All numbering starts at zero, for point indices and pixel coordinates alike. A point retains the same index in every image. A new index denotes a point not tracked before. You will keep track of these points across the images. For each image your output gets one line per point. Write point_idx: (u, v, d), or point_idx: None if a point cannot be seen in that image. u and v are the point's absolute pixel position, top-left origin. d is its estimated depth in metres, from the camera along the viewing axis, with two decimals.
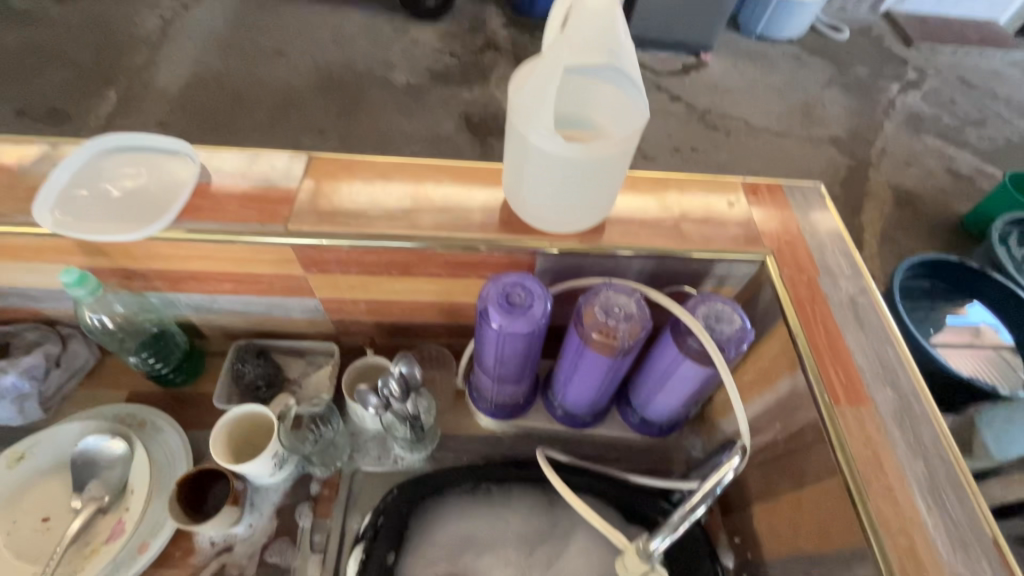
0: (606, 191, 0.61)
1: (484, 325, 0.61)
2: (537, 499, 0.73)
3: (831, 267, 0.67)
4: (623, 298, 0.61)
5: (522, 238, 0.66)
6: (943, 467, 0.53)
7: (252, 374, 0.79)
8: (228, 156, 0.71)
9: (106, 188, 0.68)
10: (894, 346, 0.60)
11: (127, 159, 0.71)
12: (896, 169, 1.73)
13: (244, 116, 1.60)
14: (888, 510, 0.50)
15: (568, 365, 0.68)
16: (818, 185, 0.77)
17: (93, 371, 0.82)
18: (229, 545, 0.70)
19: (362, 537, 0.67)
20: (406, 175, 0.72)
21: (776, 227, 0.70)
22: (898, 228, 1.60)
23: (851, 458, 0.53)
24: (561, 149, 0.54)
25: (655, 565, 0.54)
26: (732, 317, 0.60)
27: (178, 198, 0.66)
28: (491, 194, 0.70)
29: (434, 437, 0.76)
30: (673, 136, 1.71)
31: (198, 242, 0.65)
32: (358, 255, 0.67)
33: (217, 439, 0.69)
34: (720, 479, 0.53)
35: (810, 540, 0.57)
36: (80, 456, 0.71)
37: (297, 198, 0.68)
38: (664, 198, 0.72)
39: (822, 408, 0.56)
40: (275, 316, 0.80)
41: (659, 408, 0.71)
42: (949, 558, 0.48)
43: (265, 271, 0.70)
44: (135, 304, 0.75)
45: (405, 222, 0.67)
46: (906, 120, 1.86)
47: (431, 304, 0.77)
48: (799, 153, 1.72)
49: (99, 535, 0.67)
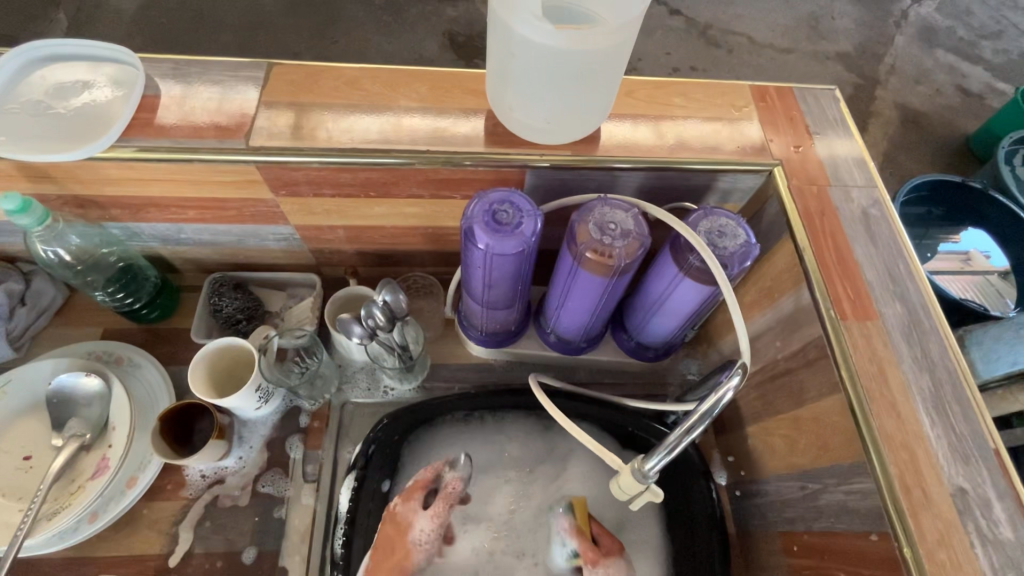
0: (601, 94, 0.55)
1: (471, 246, 0.56)
2: (532, 424, 0.72)
3: (843, 177, 0.63)
4: (620, 214, 0.56)
5: (509, 151, 0.60)
6: (949, 380, 0.51)
7: (231, 308, 0.75)
8: (178, 68, 0.64)
9: (42, 102, 0.60)
10: (906, 259, 0.57)
11: (64, 71, 0.63)
12: (904, 88, 1.62)
13: (205, 38, 1.46)
14: (891, 424, 0.49)
15: (561, 289, 0.64)
16: (833, 89, 0.70)
17: (62, 309, 0.78)
18: (220, 478, 0.70)
19: (353, 466, 0.65)
20: (379, 85, 0.65)
21: (785, 135, 0.65)
22: (904, 147, 1.53)
23: (855, 373, 0.51)
24: (550, 38, 0.48)
25: (650, 484, 0.53)
26: (735, 232, 0.56)
27: (124, 114, 0.59)
28: (475, 104, 0.64)
29: (424, 366, 0.74)
30: (673, 54, 1.59)
31: (150, 163, 0.58)
32: (330, 174, 0.61)
33: (196, 374, 0.66)
34: (718, 400, 0.49)
35: (807, 456, 0.56)
36: (55, 395, 0.68)
37: (258, 112, 0.61)
38: (664, 106, 0.65)
39: (828, 323, 0.53)
40: (250, 247, 0.75)
41: (655, 331, 0.69)
42: (949, 468, 0.47)
43: (231, 195, 0.64)
44: (93, 236, 0.69)
45: (379, 137, 0.61)
46: (922, 29, 1.73)
47: (414, 229, 0.72)
48: (806, 69, 1.62)
49: (84, 472, 0.65)
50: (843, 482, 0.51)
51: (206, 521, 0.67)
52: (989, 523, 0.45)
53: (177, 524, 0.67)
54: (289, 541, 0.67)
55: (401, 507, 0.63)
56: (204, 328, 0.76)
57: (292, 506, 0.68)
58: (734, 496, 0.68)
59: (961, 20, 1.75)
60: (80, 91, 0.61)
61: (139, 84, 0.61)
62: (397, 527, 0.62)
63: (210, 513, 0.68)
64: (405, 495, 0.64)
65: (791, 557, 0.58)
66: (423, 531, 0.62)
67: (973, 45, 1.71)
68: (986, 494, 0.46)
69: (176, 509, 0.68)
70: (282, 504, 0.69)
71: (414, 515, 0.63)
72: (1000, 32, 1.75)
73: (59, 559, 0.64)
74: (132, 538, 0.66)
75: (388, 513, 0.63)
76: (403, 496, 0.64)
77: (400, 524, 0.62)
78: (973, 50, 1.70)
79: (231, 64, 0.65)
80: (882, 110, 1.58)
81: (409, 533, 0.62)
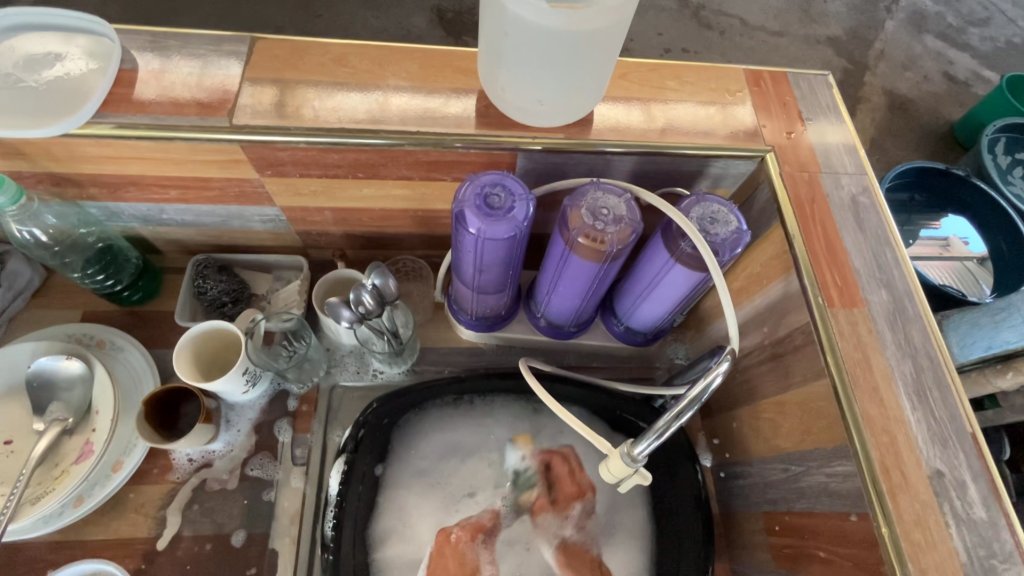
0: (596, 75, 0.54)
1: (462, 230, 0.56)
2: (521, 407, 0.72)
3: (834, 164, 0.63)
4: (613, 199, 0.56)
5: (501, 134, 0.59)
6: (930, 366, 0.53)
7: (216, 291, 0.73)
8: (156, 41, 0.61)
9: (12, 75, 0.58)
10: (893, 247, 0.58)
11: (35, 43, 0.60)
12: (894, 72, 1.63)
13: (185, 10, 1.41)
14: (873, 409, 0.50)
15: (552, 273, 0.64)
16: (826, 74, 0.70)
17: (41, 290, 0.76)
18: (207, 461, 0.69)
19: (344, 450, 0.66)
20: (367, 62, 0.63)
21: (777, 121, 0.64)
22: (891, 133, 1.54)
23: (840, 359, 0.52)
24: (545, 17, 0.47)
25: (639, 468, 0.54)
26: (728, 218, 0.56)
27: (99, 89, 0.56)
28: (466, 84, 0.62)
29: (413, 350, 0.74)
30: (665, 34, 1.57)
31: (129, 141, 0.56)
32: (317, 155, 0.60)
33: (181, 358, 0.65)
34: (707, 385, 0.50)
35: (791, 439, 0.57)
36: (35, 378, 0.66)
37: (241, 89, 0.59)
38: (658, 89, 0.65)
39: (816, 310, 0.54)
40: (234, 228, 0.74)
41: (645, 316, 0.69)
42: (927, 452, 0.49)
43: (214, 174, 0.62)
44: (71, 215, 0.67)
45: (367, 117, 0.59)
46: (911, 15, 1.73)
47: (403, 212, 0.71)
48: (797, 53, 1.61)
49: (69, 457, 0.64)
50: (825, 465, 0.53)
51: (194, 505, 0.67)
52: (963, 503, 0.47)
53: (164, 508, 0.67)
54: (278, 523, 0.67)
55: (461, 542, 0.63)
56: (189, 312, 0.75)
57: (281, 489, 0.68)
58: (718, 477, 0.70)
59: (950, 6, 1.76)
60: (52, 63, 0.59)
61: (115, 58, 0.58)
62: (461, 562, 0.63)
63: (198, 496, 0.68)
64: (465, 531, 0.64)
65: (772, 536, 0.60)
66: (485, 567, 0.63)
67: (961, 32, 1.71)
68: (962, 477, 0.48)
69: (163, 493, 0.67)
70: (271, 487, 0.69)
71: (472, 548, 0.63)
72: (988, 18, 1.76)
73: (44, 543, 0.64)
74: (118, 522, 0.65)
75: (448, 544, 0.63)
76: (462, 534, 0.64)
77: (463, 560, 0.63)
78: (961, 36, 1.71)
79: (212, 37, 0.62)
80: (870, 96, 1.58)
81: (471, 568, 0.63)
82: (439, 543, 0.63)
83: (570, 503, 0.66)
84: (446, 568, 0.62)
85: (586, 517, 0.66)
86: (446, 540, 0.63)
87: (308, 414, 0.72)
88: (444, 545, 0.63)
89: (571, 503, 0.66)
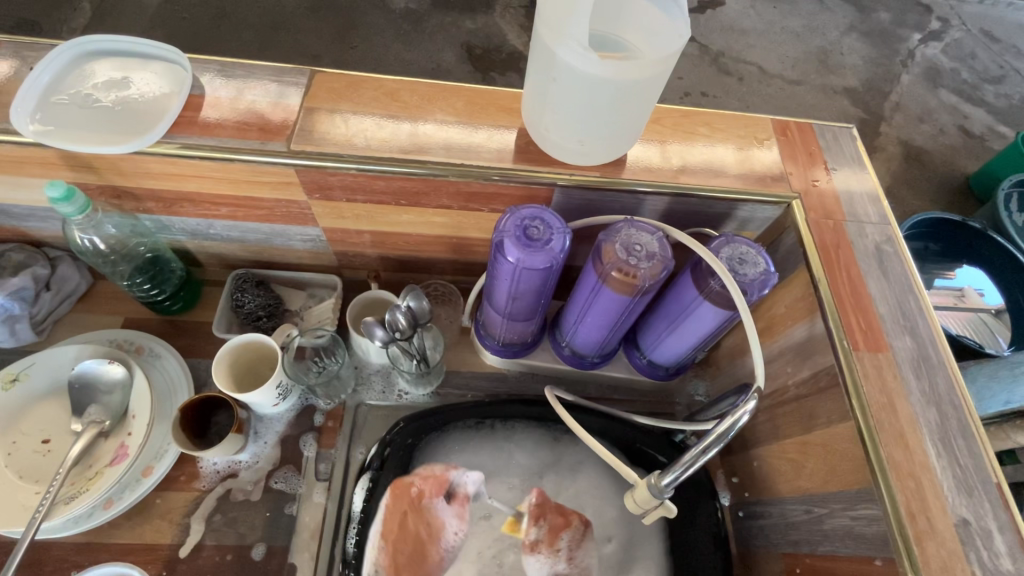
0: (635, 120, 0.57)
1: (500, 259, 0.58)
2: (543, 434, 0.73)
3: (858, 213, 0.65)
4: (646, 236, 0.58)
5: (539, 169, 0.62)
6: (955, 414, 0.53)
7: (252, 305, 0.76)
8: (222, 69, 0.66)
9: (91, 95, 0.62)
10: (916, 295, 0.60)
11: (113, 66, 0.65)
12: (910, 124, 1.67)
13: (228, 37, 1.50)
14: (899, 453, 0.51)
15: (581, 304, 0.66)
16: (850, 127, 0.73)
17: (86, 295, 0.80)
18: (233, 471, 0.71)
19: (369, 468, 0.68)
20: (416, 97, 0.67)
21: (802, 170, 0.67)
22: (907, 183, 1.56)
23: (865, 403, 0.53)
24: (595, 66, 0.50)
25: (665, 500, 0.54)
26: (756, 260, 0.58)
27: (171, 112, 0.61)
28: (508, 122, 0.66)
29: (439, 373, 0.75)
30: (685, 79, 1.63)
31: (191, 159, 0.60)
32: (365, 181, 0.63)
33: (219, 367, 0.67)
34: (734, 422, 0.51)
35: (814, 480, 0.58)
36: (78, 379, 0.69)
37: (298, 116, 0.63)
38: (689, 134, 0.68)
39: (842, 353, 0.55)
40: (275, 246, 0.77)
41: (668, 350, 0.71)
42: (952, 498, 0.49)
43: (265, 193, 0.66)
44: (127, 226, 0.71)
45: (413, 147, 0.63)
46: (927, 70, 1.78)
47: (438, 238, 0.74)
48: (814, 102, 1.66)
49: (104, 459, 0.66)
50: (849, 508, 0.53)
51: (218, 514, 0.68)
52: (990, 553, 0.47)
53: (189, 515, 0.68)
54: (299, 538, 0.67)
55: (422, 518, 0.66)
56: (225, 322, 0.77)
57: (303, 503, 0.69)
58: (737, 516, 0.70)
59: (965, 63, 1.81)
60: (127, 86, 0.63)
61: (186, 85, 0.63)
62: (421, 533, 0.65)
63: (222, 506, 0.69)
64: (428, 487, 0.67)
65: None
66: (451, 524, 0.66)
67: (976, 88, 1.76)
68: (988, 526, 0.48)
69: (189, 500, 0.68)
70: (293, 501, 0.70)
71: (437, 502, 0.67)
72: (1003, 76, 1.80)
73: (71, 544, 0.65)
74: (144, 527, 0.67)
75: (410, 496, 0.66)
76: (427, 494, 0.67)
77: (426, 523, 0.65)
78: (976, 92, 1.75)
79: (274, 68, 0.67)
80: (886, 146, 1.62)
81: (435, 525, 0.66)
82: (399, 496, 0.66)
83: (558, 536, 0.67)
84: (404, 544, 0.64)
85: (574, 546, 0.67)
86: (404, 488, 0.67)
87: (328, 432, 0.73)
88: (402, 494, 0.66)
89: (558, 534, 0.67)
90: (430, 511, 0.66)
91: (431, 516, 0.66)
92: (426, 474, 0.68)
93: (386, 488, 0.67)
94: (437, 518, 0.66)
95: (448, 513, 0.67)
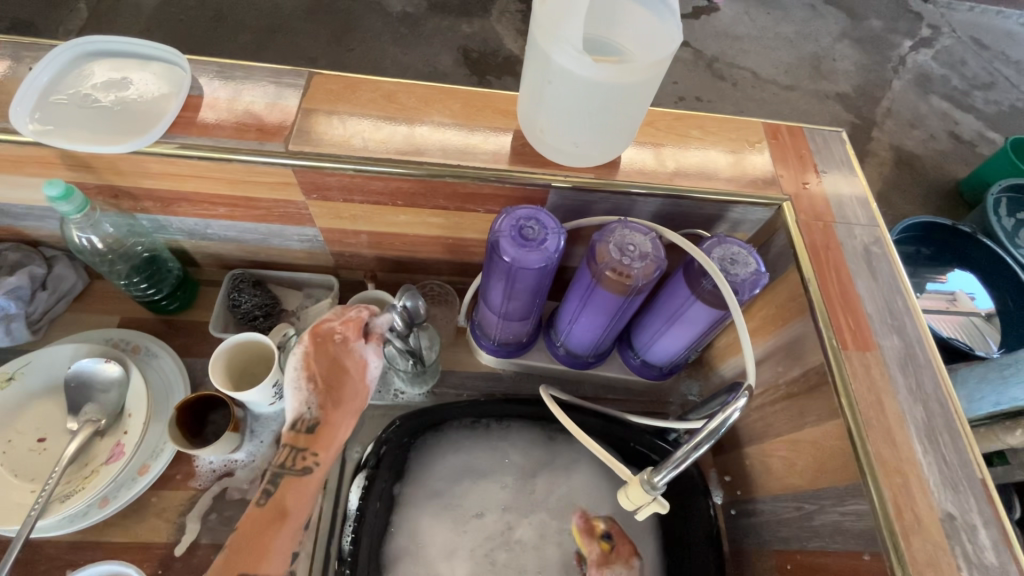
0: (628, 123, 0.58)
1: (496, 258, 0.59)
2: (537, 434, 0.74)
3: (847, 215, 0.67)
4: (639, 237, 0.59)
5: (534, 171, 0.63)
6: (941, 412, 0.54)
7: (250, 305, 0.76)
8: (221, 70, 0.66)
9: (90, 95, 0.62)
10: (904, 296, 0.61)
11: (112, 67, 0.65)
12: (901, 129, 1.69)
13: (226, 39, 1.51)
14: (886, 450, 0.52)
15: (576, 304, 0.67)
16: (840, 131, 0.74)
17: (82, 295, 0.80)
18: (229, 470, 0.71)
19: (364, 466, 0.67)
20: (413, 100, 0.68)
21: (793, 173, 0.68)
22: (898, 187, 1.59)
23: (854, 400, 0.54)
24: (589, 70, 0.51)
25: (658, 497, 0.55)
26: (747, 260, 0.59)
27: (170, 112, 0.61)
28: (504, 124, 0.67)
29: (435, 372, 0.76)
30: (679, 84, 1.65)
31: (189, 159, 0.61)
32: (362, 182, 0.64)
33: (217, 366, 0.67)
34: (725, 419, 0.52)
35: (804, 477, 0.59)
36: (75, 378, 0.69)
37: (296, 117, 0.64)
38: (682, 137, 0.69)
39: (831, 352, 0.56)
40: (273, 246, 0.78)
41: (662, 350, 0.71)
42: (938, 494, 0.50)
43: (263, 194, 0.66)
44: (124, 225, 0.71)
45: (410, 149, 0.63)
46: (917, 76, 1.81)
47: (434, 239, 0.75)
48: (807, 107, 1.68)
49: (99, 458, 0.66)
50: (838, 504, 0.54)
51: (213, 513, 0.68)
52: (975, 548, 0.48)
53: (185, 514, 0.68)
54: None
55: (342, 342, 0.62)
56: (221, 323, 0.77)
57: None
58: (729, 514, 0.70)
59: (955, 70, 1.83)
60: (125, 86, 0.64)
61: (185, 85, 0.64)
62: (338, 354, 0.62)
63: (218, 505, 0.69)
64: (349, 330, 0.63)
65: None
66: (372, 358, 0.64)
67: (966, 95, 1.78)
68: (973, 521, 0.49)
69: (185, 499, 0.69)
70: None
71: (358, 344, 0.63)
72: (992, 83, 1.83)
73: (66, 543, 0.65)
74: (139, 525, 0.67)
75: (326, 335, 0.62)
76: (339, 333, 0.62)
77: (348, 359, 0.62)
78: (966, 99, 1.78)
79: (273, 69, 0.68)
80: (877, 150, 1.64)
81: (358, 361, 0.63)
82: (322, 340, 0.62)
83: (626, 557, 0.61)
84: (326, 372, 0.61)
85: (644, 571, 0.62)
86: (324, 335, 0.62)
87: (329, 339, 0.62)
88: (323, 340, 0.62)
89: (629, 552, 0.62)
90: (348, 336, 0.63)
91: (348, 347, 0.63)
92: (346, 318, 0.64)
93: (308, 330, 0.62)
94: (360, 355, 0.63)
95: (368, 351, 0.64)
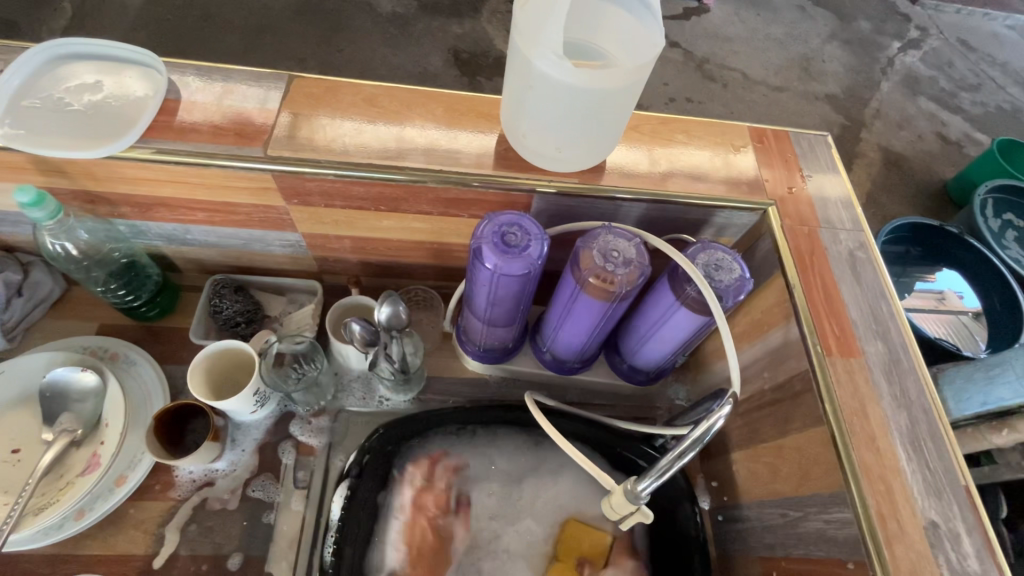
0: (611, 128, 0.58)
1: (478, 265, 0.58)
2: (523, 440, 0.73)
3: (832, 219, 0.66)
4: (623, 242, 0.59)
5: (518, 176, 0.62)
6: (925, 418, 0.54)
7: (231, 311, 0.75)
8: (199, 73, 0.65)
9: (63, 99, 0.61)
10: (889, 302, 0.61)
11: (86, 70, 0.64)
12: (889, 131, 1.70)
13: (212, 39, 1.49)
14: (870, 457, 0.52)
15: (561, 310, 0.66)
16: (826, 135, 0.74)
17: (59, 301, 0.78)
18: (210, 480, 0.70)
19: (347, 475, 0.66)
20: (396, 103, 0.67)
21: (778, 177, 0.68)
22: (886, 189, 1.59)
23: (838, 407, 0.53)
24: (570, 75, 0.50)
25: (642, 506, 0.54)
26: (731, 266, 0.59)
27: (145, 116, 0.60)
28: (488, 128, 0.66)
29: (420, 379, 0.75)
30: (669, 85, 1.65)
31: (165, 164, 0.59)
32: (343, 187, 0.63)
33: (196, 373, 0.67)
34: (709, 427, 0.51)
35: (788, 484, 0.59)
36: (50, 388, 0.67)
37: (276, 121, 0.63)
38: (667, 141, 0.68)
39: (815, 358, 0.56)
40: (255, 251, 0.76)
41: (648, 355, 0.71)
42: (922, 502, 0.50)
43: (242, 199, 0.65)
44: (101, 231, 0.69)
45: (392, 153, 0.62)
46: (905, 78, 1.82)
47: (419, 244, 0.74)
48: (796, 108, 1.68)
49: (75, 469, 0.65)
50: (822, 511, 0.54)
51: (193, 524, 0.67)
52: (958, 556, 0.48)
53: (164, 525, 0.67)
54: (276, 547, 0.67)
55: (442, 490, 0.69)
56: (203, 328, 0.77)
57: (281, 512, 0.69)
58: (716, 520, 0.70)
59: (942, 72, 1.85)
60: (100, 90, 0.62)
61: (161, 88, 0.62)
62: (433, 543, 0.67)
63: (198, 515, 0.68)
64: (429, 500, 0.68)
65: None
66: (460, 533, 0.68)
67: (953, 96, 1.79)
68: (956, 529, 0.49)
69: (164, 509, 0.67)
70: (271, 509, 0.69)
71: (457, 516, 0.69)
72: (979, 85, 1.84)
73: (41, 556, 0.64)
74: (117, 537, 0.65)
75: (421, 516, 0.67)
76: (432, 507, 0.68)
77: (444, 530, 0.68)
78: (953, 100, 1.79)
79: (253, 72, 0.66)
80: (866, 152, 1.65)
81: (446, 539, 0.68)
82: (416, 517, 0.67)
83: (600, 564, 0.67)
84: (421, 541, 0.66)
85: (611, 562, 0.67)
86: (420, 504, 0.68)
87: (428, 489, 0.69)
88: (416, 513, 0.68)
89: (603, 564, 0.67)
90: (447, 487, 0.70)
91: (447, 501, 0.70)
92: (435, 489, 0.69)
93: (404, 498, 0.68)
94: (452, 528, 0.68)
95: (456, 523, 0.69)
